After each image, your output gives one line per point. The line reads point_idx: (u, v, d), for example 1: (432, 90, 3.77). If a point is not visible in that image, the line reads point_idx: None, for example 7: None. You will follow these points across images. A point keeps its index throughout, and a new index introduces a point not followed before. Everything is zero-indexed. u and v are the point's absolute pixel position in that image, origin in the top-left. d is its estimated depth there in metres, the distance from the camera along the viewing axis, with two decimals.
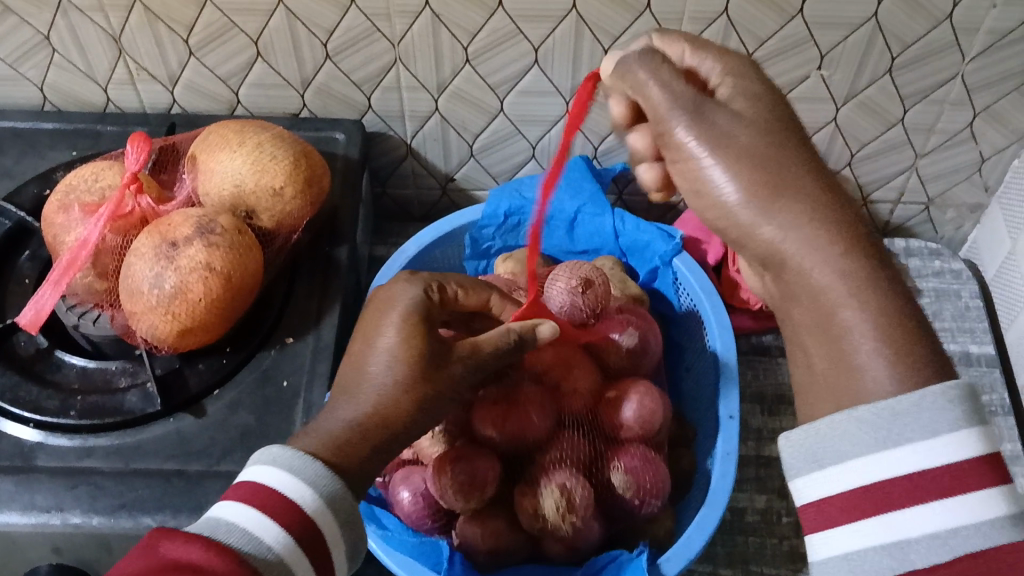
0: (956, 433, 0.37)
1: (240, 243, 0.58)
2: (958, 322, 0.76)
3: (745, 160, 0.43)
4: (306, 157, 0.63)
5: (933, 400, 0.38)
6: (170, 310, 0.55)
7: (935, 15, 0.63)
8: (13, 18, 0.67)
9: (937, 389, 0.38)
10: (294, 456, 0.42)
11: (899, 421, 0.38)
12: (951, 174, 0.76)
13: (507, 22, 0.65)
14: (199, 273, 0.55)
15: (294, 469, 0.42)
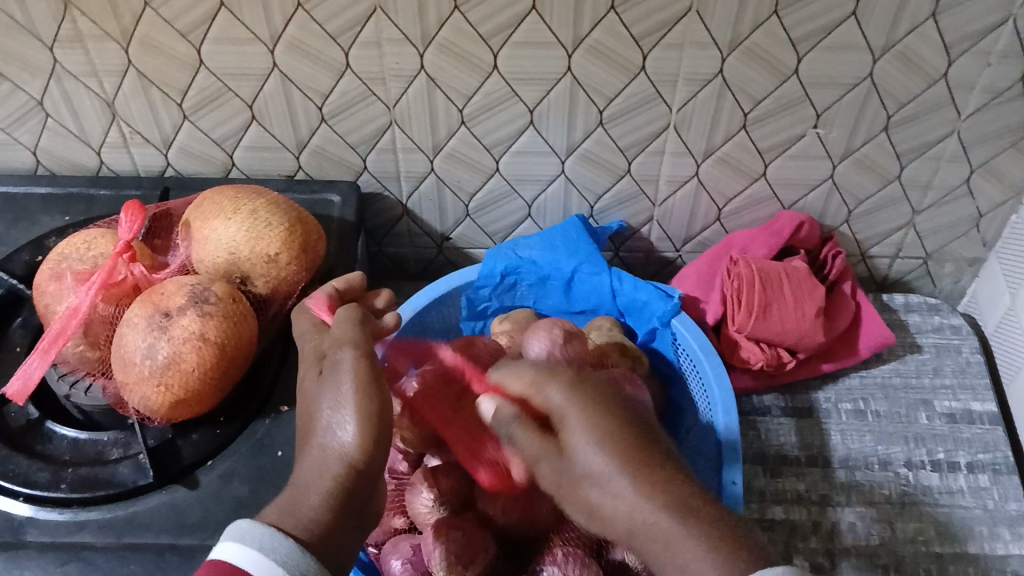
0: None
1: (235, 312, 0.57)
2: (960, 379, 0.75)
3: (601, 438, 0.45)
4: (301, 223, 0.62)
5: None
6: (164, 382, 0.55)
7: (930, 74, 0.63)
8: (7, 84, 0.67)
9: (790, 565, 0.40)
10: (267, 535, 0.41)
11: None
12: (949, 229, 0.76)
13: (502, 85, 0.65)
14: (192, 343, 0.55)
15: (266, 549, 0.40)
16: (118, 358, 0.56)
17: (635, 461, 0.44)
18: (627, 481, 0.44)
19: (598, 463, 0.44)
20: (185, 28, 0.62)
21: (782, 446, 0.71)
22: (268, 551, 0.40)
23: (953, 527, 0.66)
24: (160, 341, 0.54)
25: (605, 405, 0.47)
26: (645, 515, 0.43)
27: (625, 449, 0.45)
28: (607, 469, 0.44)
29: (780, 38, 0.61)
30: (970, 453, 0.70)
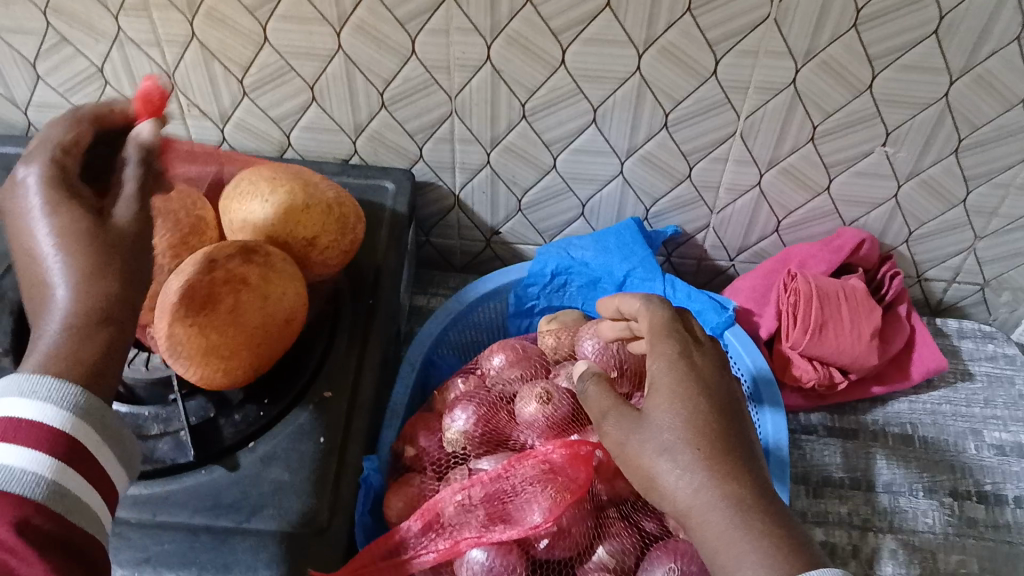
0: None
1: (277, 266, 0.56)
2: (1011, 411, 0.73)
3: (681, 420, 0.43)
4: (340, 208, 0.61)
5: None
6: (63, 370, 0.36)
7: (1008, 99, 0.61)
8: (69, 48, 0.66)
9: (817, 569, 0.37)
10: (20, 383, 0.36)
11: None
12: (1011, 258, 0.74)
13: (569, 81, 0.64)
14: (231, 285, 0.53)
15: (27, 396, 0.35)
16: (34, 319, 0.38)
17: (702, 430, 0.43)
18: (690, 451, 0.42)
19: (672, 445, 0.43)
20: (253, 3, 0.61)
21: (827, 467, 0.70)
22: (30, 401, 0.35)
23: (998, 563, 0.64)
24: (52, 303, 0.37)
25: (699, 401, 0.44)
26: (703, 504, 0.41)
27: (703, 422, 0.43)
28: (669, 453, 0.42)
29: (857, 53, 0.59)
30: (1018, 487, 0.68)
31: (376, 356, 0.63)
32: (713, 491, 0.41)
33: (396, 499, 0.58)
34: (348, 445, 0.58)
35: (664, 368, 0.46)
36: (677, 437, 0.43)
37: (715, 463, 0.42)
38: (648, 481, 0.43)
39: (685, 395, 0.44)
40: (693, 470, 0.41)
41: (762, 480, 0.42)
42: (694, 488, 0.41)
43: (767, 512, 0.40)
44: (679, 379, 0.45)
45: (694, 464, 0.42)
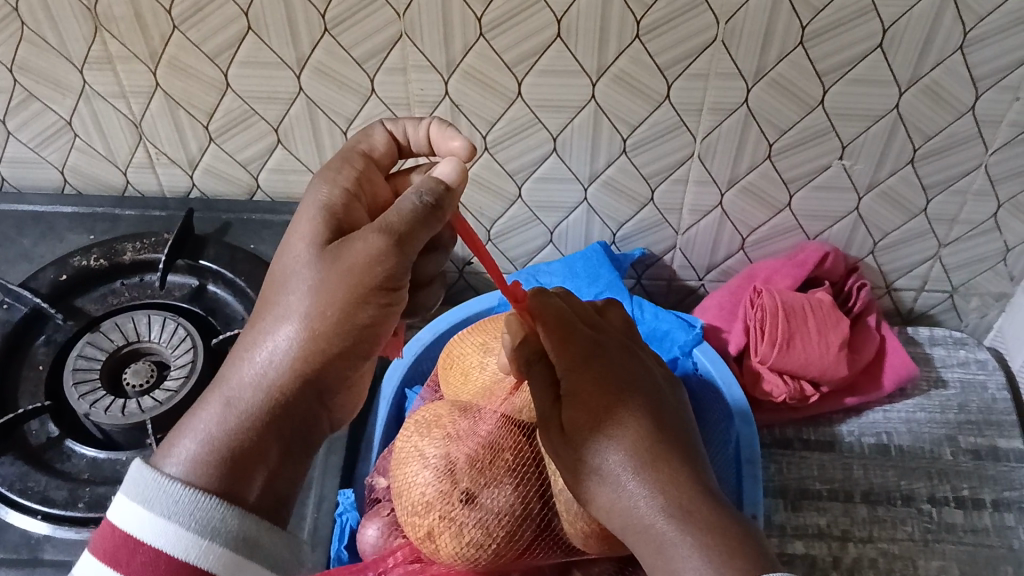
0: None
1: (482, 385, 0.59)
2: (985, 416, 0.73)
3: (614, 425, 0.45)
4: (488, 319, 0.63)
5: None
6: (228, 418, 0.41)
7: (958, 107, 0.63)
8: (37, 104, 0.68)
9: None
10: (152, 484, 0.38)
11: None
12: (976, 263, 0.75)
13: (526, 112, 0.65)
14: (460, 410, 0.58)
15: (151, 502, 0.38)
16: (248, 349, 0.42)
17: (641, 440, 0.44)
18: (633, 460, 0.44)
19: (603, 444, 0.44)
20: (212, 51, 0.62)
21: (804, 479, 0.70)
22: (164, 510, 0.38)
23: (977, 567, 0.65)
24: (269, 367, 0.41)
25: (631, 406, 0.45)
26: (652, 520, 0.42)
27: (642, 429, 0.45)
28: (607, 466, 0.44)
29: (806, 70, 0.61)
30: (995, 490, 0.69)
31: None
32: (664, 497, 0.43)
33: (367, 530, 0.59)
34: (324, 479, 0.58)
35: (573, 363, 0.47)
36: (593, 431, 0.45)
37: (654, 469, 0.43)
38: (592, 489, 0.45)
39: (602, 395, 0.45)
40: (637, 485, 0.43)
41: (703, 482, 0.44)
42: (652, 504, 0.43)
43: (709, 505, 0.42)
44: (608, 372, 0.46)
45: (646, 474, 0.43)
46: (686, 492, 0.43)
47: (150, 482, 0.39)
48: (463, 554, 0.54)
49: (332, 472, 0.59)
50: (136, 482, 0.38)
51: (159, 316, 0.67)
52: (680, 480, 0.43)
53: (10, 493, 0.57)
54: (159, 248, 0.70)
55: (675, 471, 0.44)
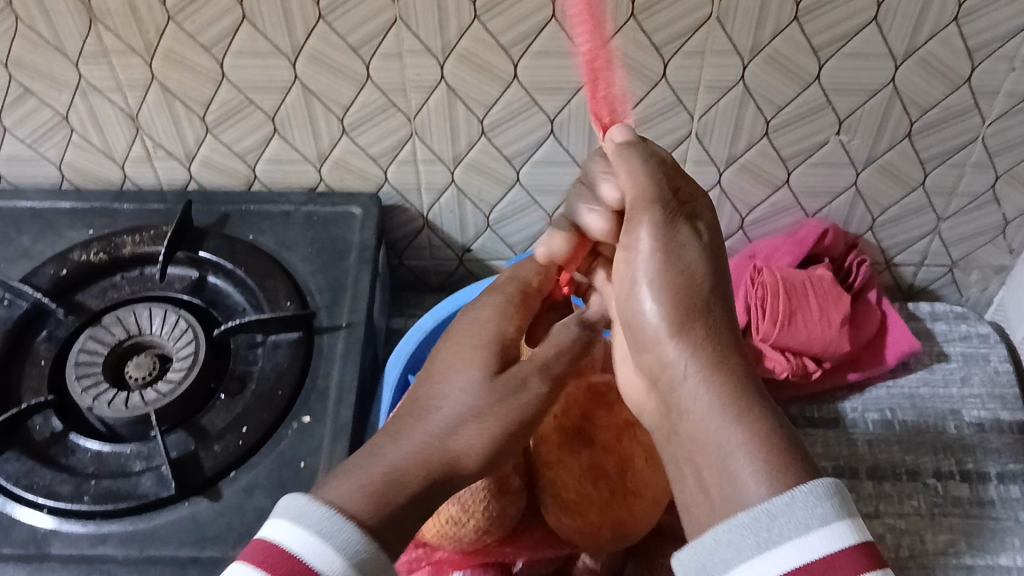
0: (830, 525, 0.36)
1: None
2: (989, 389, 0.73)
3: (688, 305, 0.43)
4: None
5: (804, 497, 0.36)
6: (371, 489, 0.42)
7: (953, 79, 0.63)
8: (33, 100, 0.68)
9: (805, 486, 0.37)
10: (322, 515, 0.40)
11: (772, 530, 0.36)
12: (975, 237, 0.75)
13: (523, 95, 0.65)
14: None
15: (321, 532, 0.40)
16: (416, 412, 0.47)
17: (713, 338, 0.42)
18: (702, 354, 0.42)
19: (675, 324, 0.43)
20: (208, 41, 0.62)
21: (809, 457, 0.70)
22: (327, 537, 0.40)
23: (984, 539, 0.65)
24: (447, 411, 0.46)
25: (712, 289, 0.43)
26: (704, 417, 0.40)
27: (709, 318, 0.43)
28: (679, 349, 0.42)
29: (802, 45, 0.61)
30: (1000, 463, 0.69)
31: (355, 374, 0.63)
32: (730, 398, 0.40)
33: None
34: (329, 468, 0.58)
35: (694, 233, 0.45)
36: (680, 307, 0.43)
37: (721, 367, 0.41)
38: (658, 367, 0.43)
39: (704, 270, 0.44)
40: (697, 377, 0.41)
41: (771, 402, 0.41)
42: (711, 403, 0.40)
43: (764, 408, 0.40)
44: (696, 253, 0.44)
45: (711, 370, 0.41)
46: (749, 403, 0.40)
47: (314, 511, 0.40)
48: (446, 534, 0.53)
49: (339, 460, 0.59)
50: (307, 509, 0.40)
51: (160, 308, 0.67)
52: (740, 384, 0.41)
53: (15, 487, 0.57)
54: (159, 241, 0.70)
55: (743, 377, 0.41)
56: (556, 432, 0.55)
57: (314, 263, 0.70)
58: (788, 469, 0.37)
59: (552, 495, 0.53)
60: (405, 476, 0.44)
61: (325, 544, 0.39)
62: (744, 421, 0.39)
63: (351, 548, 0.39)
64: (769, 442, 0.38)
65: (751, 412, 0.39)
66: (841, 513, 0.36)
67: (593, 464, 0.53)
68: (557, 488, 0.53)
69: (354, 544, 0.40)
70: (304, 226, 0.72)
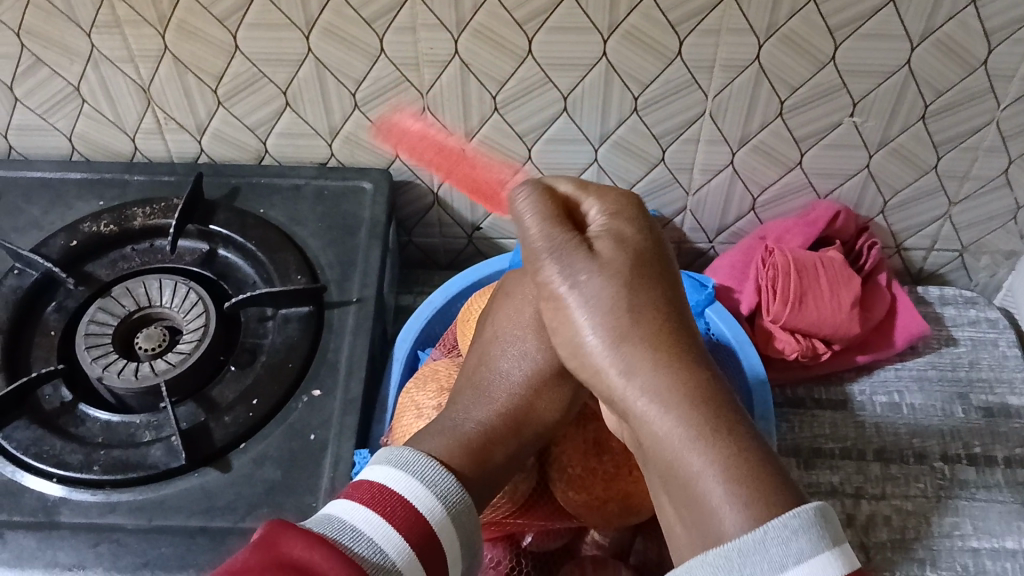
0: (809, 558, 0.36)
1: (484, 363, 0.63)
2: (997, 373, 0.73)
3: (608, 319, 0.47)
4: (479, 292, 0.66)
5: (778, 532, 0.37)
6: (461, 443, 0.50)
7: (969, 62, 0.62)
8: (44, 70, 0.67)
9: (782, 518, 0.37)
10: (428, 465, 0.48)
11: (745, 559, 0.37)
12: (986, 222, 0.75)
13: (537, 71, 0.65)
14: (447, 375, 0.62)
15: (423, 478, 0.47)
16: (473, 388, 0.54)
17: (644, 346, 0.46)
18: (638, 361, 0.46)
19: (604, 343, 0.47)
20: (222, 13, 0.62)
21: (817, 438, 0.70)
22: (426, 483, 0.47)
23: (990, 522, 0.65)
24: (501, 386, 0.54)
25: (626, 300, 0.47)
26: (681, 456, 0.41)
27: (630, 327, 0.47)
28: (623, 363, 0.46)
29: (818, 25, 0.60)
30: (1008, 447, 0.69)
31: (365, 348, 0.63)
32: (678, 410, 0.43)
33: None
34: (339, 440, 0.58)
35: (598, 258, 0.49)
36: (620, 330, 0.47)
37: (649, 371, 0.45)
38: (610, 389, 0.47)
39: (624, 293, 0.47)
40: (647, 388, 0.45)
41: (722, 391, 0.44)
42: (669, 421, 0.43)
43: (735, 424, 0.42)
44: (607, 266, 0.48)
45: (641, 377, 0.45)
46: (698, 411, 0.43)
47: (419, 460, 0.48)
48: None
49: (349, 433, 0.59)
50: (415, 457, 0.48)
51: (170, 280, 0.66)
52: (681, 383, 0.44)
53: (24, 456, 0.57)
54: (170, 213, 0.70)
55: (682, 374, 0.44)
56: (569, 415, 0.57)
57: (324, 238, 0.70)
58: (770, 495, 0.38)
59: (560, 472, 0.56)
60: (472, 437, 0.52)
61: (425, 489, 0.46)
62: (710, 443, 0.41)
63: (445, 495, 0.47)
64: (745, 471, 0.39)
65: (715, 430, 0.41)
66: (821, 542, 0.37)
67: (597, 440, 0.56)
68: (563, 464, 0.56)
69: (450, 493, 0.47)
70: (314, 200, 0.72)
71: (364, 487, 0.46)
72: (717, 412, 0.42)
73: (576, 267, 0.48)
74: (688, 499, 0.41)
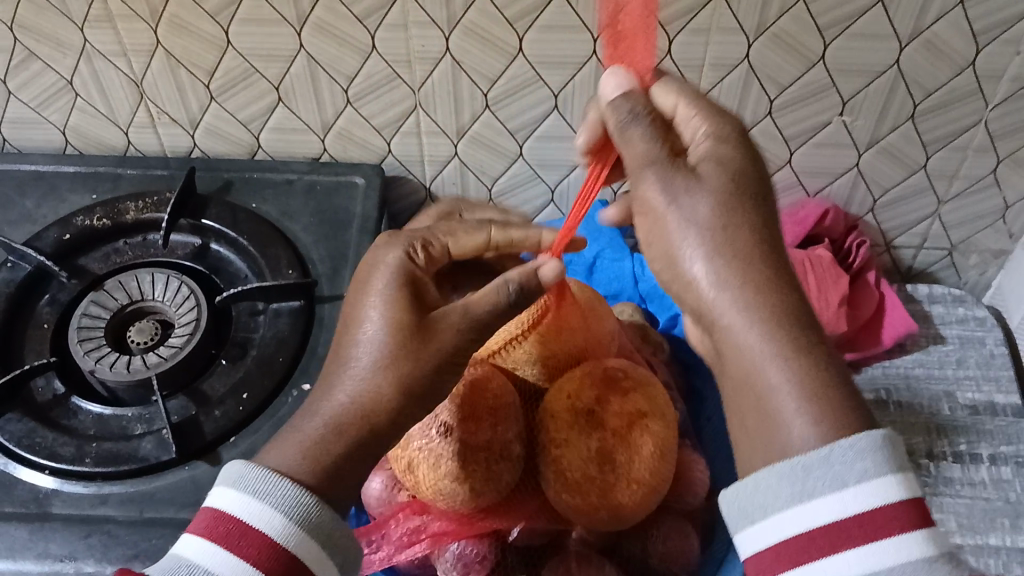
0: (873, 479, 0.35)
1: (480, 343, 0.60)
2: (983, 371, 0.74)
3: (712, 229, 0.40)
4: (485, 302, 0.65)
5: (843, 451, 0.35)
6: (354, 416, 0.42)
7: (958, 62, 0.62)
8: (37, 64, 0.68)
9: (849, 437, 0.35)
10: (258, 477, 0.40)
11: (810, 473, 0.35)
12: (975, 221, 0.75)
13: (527, 69, 0.65)
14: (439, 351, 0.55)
15: (259, 492, 0.40)
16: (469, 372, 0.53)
17: (747, 260, 0.40)
18: (737, 270, 0.40)
19: (707, 248, 0.40)
20: (214, 8, 0.62)
21: None
22: (263, 496, 0.40)
23: (974, 519, 0.66)
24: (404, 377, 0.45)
25: (737, 207, 0.40)
26: (766, 375, 0.38)
27: (742, 238, 0.40)
28: (717, 279, 0.40)
29: (807, 24, 0.60)
30: (993, 445, 0.69)
31: None
32: (774, 323, 0.39)
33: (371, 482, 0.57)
34: None
35: (700, 177, 0.41)
36: (728, 249, 0.40)
37: (750, 287, 0.39)
38: (702, 308, 0.41)
39: (736, 213, 0.40)
40: (743, 309, 0.39)
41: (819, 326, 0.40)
42: (763, 337, 0.38)
43: (821, 352, 0.38)
44: (728, 162, 0.42)
45: (740, 292, 0.39)
46: (795, 344, 0.38)
47: (253, 478, 0.40)
48: (441, 489, 0.51)
49: None
50: (242, 476, 0.40)
51: (163, 274, 0.67)
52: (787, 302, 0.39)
53: (17, 448, 0.58)
54: (162, 207, 0.70)
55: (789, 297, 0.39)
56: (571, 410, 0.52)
57: (316, 233, 0.70)
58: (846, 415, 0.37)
59: (557, 472, 0.51)
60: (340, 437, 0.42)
61: (262, 503, 0.39)
62: (794, 360, 0.38)
63: (289, 500, 0.39)
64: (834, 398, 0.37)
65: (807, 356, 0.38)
66: (889, 466, 0.35)
67: (604, 449, 0.50)
68: (564, 467, 0.51)
69: (292, 496, 0.40)
70: (307, 195, 0.73)
71: (202, 516, 0.41)
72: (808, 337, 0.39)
73: (677, 187, 0.41)
74: (758, 416, 0.38)
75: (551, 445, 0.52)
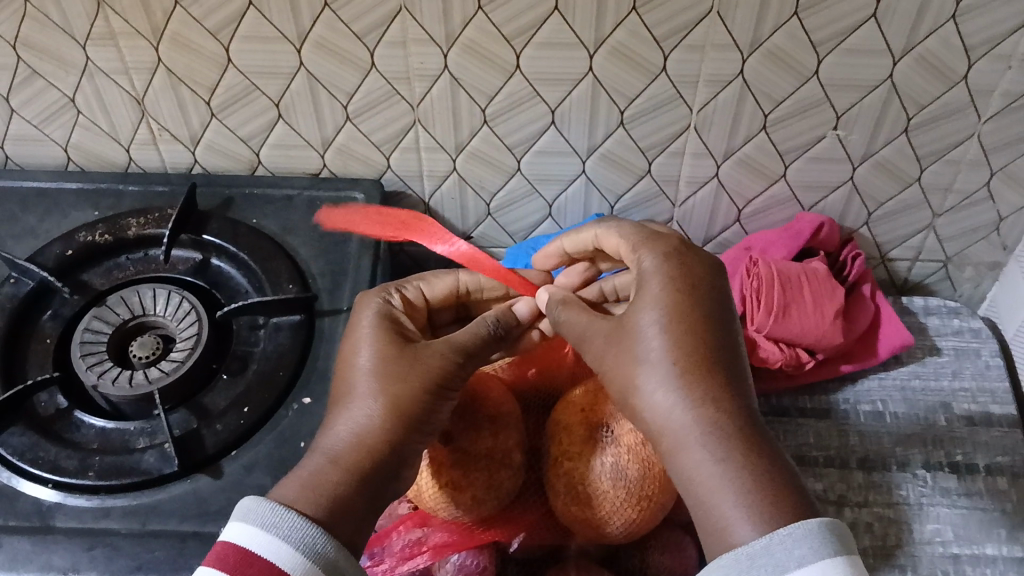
0: (811, 563, 0.39)
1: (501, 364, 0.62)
2: (979, 382, 0.75)
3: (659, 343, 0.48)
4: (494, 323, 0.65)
5: (783, 538, 0.39)
6: (354, 451, 0.47)
7: (950, 77, 0.63)
8: (40, 81, 0.69)
9: (787, 528, 0.40)
10: (269, 511, 0.42)
11: (756, 560, 0.39)
12: (969, 234, 0.76)
13: (525, 86, 0.66)
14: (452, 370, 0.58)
15: (267, 524, 0.42)
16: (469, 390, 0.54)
17: (692, 370, 0.47)
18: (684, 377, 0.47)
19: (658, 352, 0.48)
20: (214, 26, 0.63)
21: (801, 445, 0.72)
22: (272, 527, 0.42)
23: (970, 529, 0.66)
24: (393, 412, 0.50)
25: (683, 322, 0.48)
26: (714, 479, 0.43)
27: (688, 351, 0.47)
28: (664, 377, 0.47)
29: (801, 40, 0.61)
30: (989, 455, 0.70)
31: None
32: (715, 422, 0.45)
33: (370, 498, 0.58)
34: None
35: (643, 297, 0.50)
36: (682, 364, 0.47)
37: (695, 393, 0.46)
38: (652, 415, 0.47)
39: (683, 329, 0.48)
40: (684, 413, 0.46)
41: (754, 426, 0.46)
42: (706, 434, 0.45)
43: (761, 450, 0.44)
44: (668, 282, 0.50)
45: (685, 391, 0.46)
46: (737, 442, 0.44)
47: (266, 510, 0.42)
48: (444, 498, 0.52)
49: None
50: (255, 508, 0.43)
51: (164, 289, 0.68)
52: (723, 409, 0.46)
53: (20, 461, 0.58)
54: (163, 223, 0.71)
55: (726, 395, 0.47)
56: (582, 425, 0.53)
57: (316, 247, 0.71)
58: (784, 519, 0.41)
59: (567, 485, 0.52)
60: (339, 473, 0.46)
61: (272, 534, 0.41)
62: (734, 463, 0.43)
63: (299, 532, 0.42)
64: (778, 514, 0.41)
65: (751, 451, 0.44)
66: (827, 548, 0.39)
67: (614, 462, 0.51)
68: (575, 478, 0.51)
69: (301, 528, 0.42)
70: (306, 211, 0.74)
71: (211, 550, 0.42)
72: (748, 436, 0.45)
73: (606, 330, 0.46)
74: (704, 518, 0.43)
75: (563, 458, 0.52)
